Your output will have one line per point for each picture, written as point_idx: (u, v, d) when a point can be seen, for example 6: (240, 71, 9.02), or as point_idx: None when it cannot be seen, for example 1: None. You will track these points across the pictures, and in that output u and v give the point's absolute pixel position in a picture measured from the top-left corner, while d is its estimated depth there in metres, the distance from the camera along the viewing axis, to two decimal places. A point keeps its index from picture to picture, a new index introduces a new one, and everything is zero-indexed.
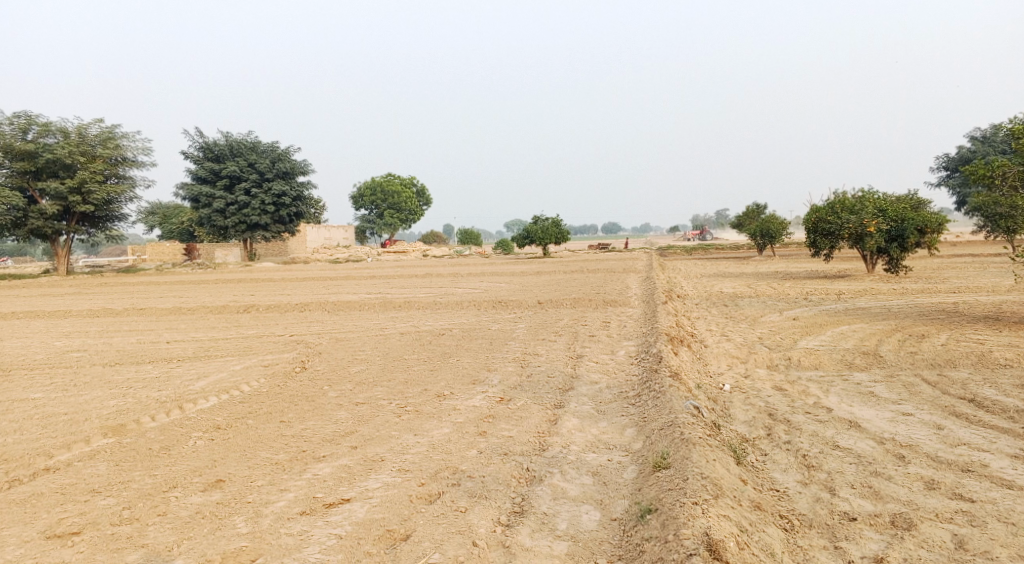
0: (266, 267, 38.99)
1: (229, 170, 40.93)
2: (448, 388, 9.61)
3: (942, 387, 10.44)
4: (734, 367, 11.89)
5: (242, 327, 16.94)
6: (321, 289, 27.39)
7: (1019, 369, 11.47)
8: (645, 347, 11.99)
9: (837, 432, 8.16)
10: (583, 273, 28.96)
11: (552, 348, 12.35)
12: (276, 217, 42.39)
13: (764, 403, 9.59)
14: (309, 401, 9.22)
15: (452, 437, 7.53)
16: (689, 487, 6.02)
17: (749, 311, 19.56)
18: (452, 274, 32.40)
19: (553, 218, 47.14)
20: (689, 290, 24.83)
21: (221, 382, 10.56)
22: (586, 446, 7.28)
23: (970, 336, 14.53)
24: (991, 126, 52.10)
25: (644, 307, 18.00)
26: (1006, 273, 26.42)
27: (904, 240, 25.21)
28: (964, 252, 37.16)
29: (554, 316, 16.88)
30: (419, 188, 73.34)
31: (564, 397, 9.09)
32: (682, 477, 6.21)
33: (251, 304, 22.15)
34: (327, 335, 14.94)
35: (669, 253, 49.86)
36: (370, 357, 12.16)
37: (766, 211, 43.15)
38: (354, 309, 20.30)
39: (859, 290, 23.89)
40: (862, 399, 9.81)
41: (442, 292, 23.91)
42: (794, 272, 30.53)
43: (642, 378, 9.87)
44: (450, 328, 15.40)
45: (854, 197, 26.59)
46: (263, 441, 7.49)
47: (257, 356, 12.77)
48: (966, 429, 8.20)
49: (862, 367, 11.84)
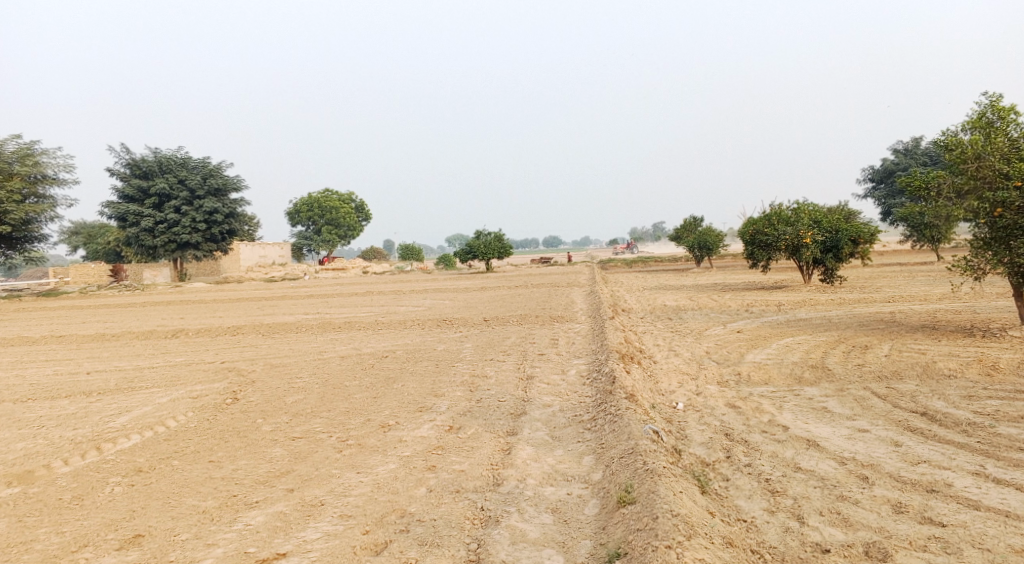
0: (198, 288, 37.64)
1: (158, 188, 39.50)
2: (393, 417, 9.08)
3: (893, 400, 10.34)
4: (686, 384, 11.64)
5: (170, 354, 16.02)
6: (255, 310, 26.41)
7: (965, 380, 11.47)
8: (596, 366, 11.64)
9: (797, 453, 7.93)
10: (527, 288, 28.66)
11: (501, 369, 11.91)
12: (208, 235, 41.01)
13: (720, 423, 9.32)
14: (241, 437, 8.58)
15: (398, 474, 7.02)
16: (659, 527, 5.68)
17: (694, 324, 19.47)
18: (393, 291, 31.71)
19: (495, 233, 46.81)
20: (633, 304, 24.71)
21: (145, 417, 9.80)
22: (543, 478, 6.86)
23: (912, 346, 14.62)
24: (912, 140, 54.01)
25: (590, 322, 17.70)
26: (936, 282, 27.06)
27: (838, 250, 25.55)
28: (893, 262, 38.12)
29: (501, 334, 16.46)
30: (357, 204, 72.30)
31: (516, 424, 8.66)
32: (650, 515, 5.85)
33: (180, 328, 21.11)
34: (262, 361, 14.21)
35: (610, 266, 50.06)
36: (308, 384, 11.54)
37: (703, 224, 43.59)
38: (290, 331, 19.51)
39: (799, 300, 24.13)
40: (816, 415, 9.64)
41: (382, 312, 23.25)
42: (733, 284, 30.83)
43: (596, 401, 9.50)
44: (393, 350, 14.80)
45: (790, 209, 26.92)
46: (191, 486, 6.87)
47: (186, 386, 12.00)
48: (923, 444, 8.05)
49: (812, 383, 11.72)
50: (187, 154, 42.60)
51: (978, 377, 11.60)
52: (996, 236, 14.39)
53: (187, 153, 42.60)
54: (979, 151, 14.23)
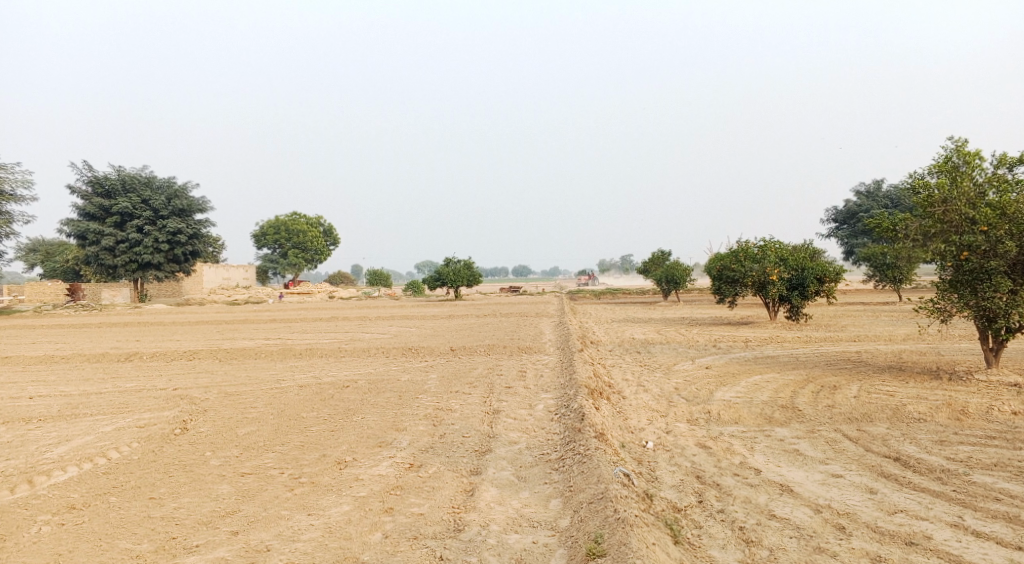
0: (156, 309, 36.70)
1: (121, 207, 38.59)
2: (350, 453, 8.63)
3: (865, 443, 10.13)
4: (655, 422, 11.34)
5: (120, 379, 15.33)
6: (214, 334, 25.67)
7: (934, 424, 11.32)
8: (565, 402, 11.28)
9: (771, 498, 7.64)
10: (495, 317, 28.32)
11: (466, 402, 11.49)
12: (170, 256, 40.10)
13: (691, 464, 9.02)
14: (187, 471, 8.07)
15: (353, 516, 6.61)
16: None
17: (662, 359, 19.24)
18: (358, 317, 31.12)
19: (464, 260, 46.45)
20: (601, 336, 24.45)
21: (86, 447, 9.26)
22: (508, 524, 6.49)
23: (880, 387, 14.53)
24: (875, 181, 55.08)
25: (559, 354, 17.36)
26: (900, 322, 27.22)
27: (804, 288, 25.61)
28: (856, 301, 38.53)
29: (467, 365, 16.07)
30: (326, 228, 71.57)
31: (481, 462, 8.29)
32: None
33: (134, 351, 20.38)
34: (216, 389, 13.66)
35: (578, 297, 49.81)
36: (263, 414, 11.05)
37: (670, 257, 43.66)
38: (249, 357, 18.89)
39: (766, 337, 24.07)
40: (789, 458, 9.39)
41: (345, 339, 22.68)
42: (700, 318, 30.78)
43: (565, 439, 9.14)
44: (355, 380, 14.31)
45: (757, 246, 26.99)
46: (126, 528, 6.46)
47: (134, 413, 11.42)
48: (899, 492, 7.81)
49: (782, 423, 11.49)
50: (151, 173, 41.78)
51: (948, 421, 11.45)
52: (962, 279, 14.37)
53: (152, 172, 41.79)
54: (947, 195, 14.26)
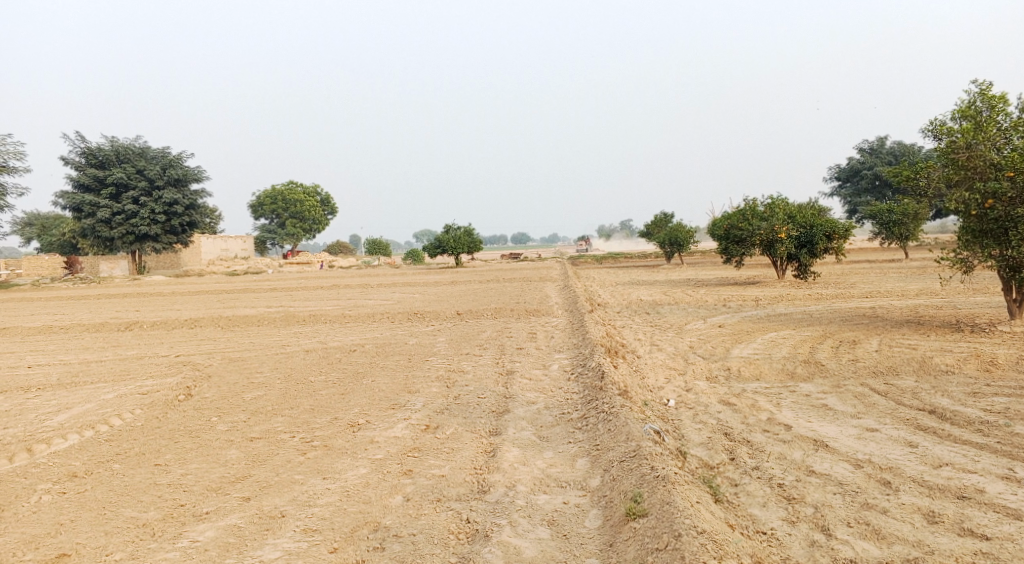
0: (156, 281, 36.26)
1: (116, 177, 38.00)
2: (363, 416, 8.26)
3: (895, 397, 9.76)
4: (673, 380, 10.96)
5: (120, 347, 14.94)
6: (215, 303, 25.23)
7: (963, 376, 10.97)
8: (581, 361, 10.90)
9: (807, 454, 7.27)
10: (499, 282, 27.87)
11: (479, 363, 11.12)
12: (168, 226, 39.58)
13: (717, 421, 8.64)
14: (193, 437, 7.71)
15: (370, 479, 6.25)
16: (686, 547, 4.99)
17: (673, 319, 18.85)
18: (360, 285, 30.70)
19: (465, 227, 45.87)
20: (609, 298, 24.04)
21: (88, 415, 8.89)
22: (535, 485, 6.12)
23: (901, 341, 14.15)
24: (878, 139, 54.37)
25: (568, 316, 16.98)
26: (910, 279, 26.79)
27: (813, 246, 25.13)
28: (862, 259, 38.04)
29: (476, 327, 15.66)
30: (324, 198, 70.88)
31: (500, 422, 7.91)
32: (669, 532, 5.16)
33: (134, 321, 19.98)
34: (220, 355, 13.27)
35: (580, 261, 49.29)
36: (269, 380, 10.67)
37: (673, 219, 43.05)
38: (252, 324, 18.48)
39: (776, 296, 23.66)
40: (819, 413, 9.01)
41: (349, 305, 22.27)
42: (706, 279, 30.36)
43: (585, 398, 8.75)
44: (361, 344, 13.93)
45: (764, 204, 26.47)
46: (132, 495, 6.10)
47: (135, 381, 11.03)
48: (941, 445, 7.43)
49: (805, 378, 11.12)
50: (146, 143, 41.10)
51: (977, 373, 11.09)
52: (987, 228, 13.81)
53: (146, 142, 41.10)
54: (971, 141, 13.70)
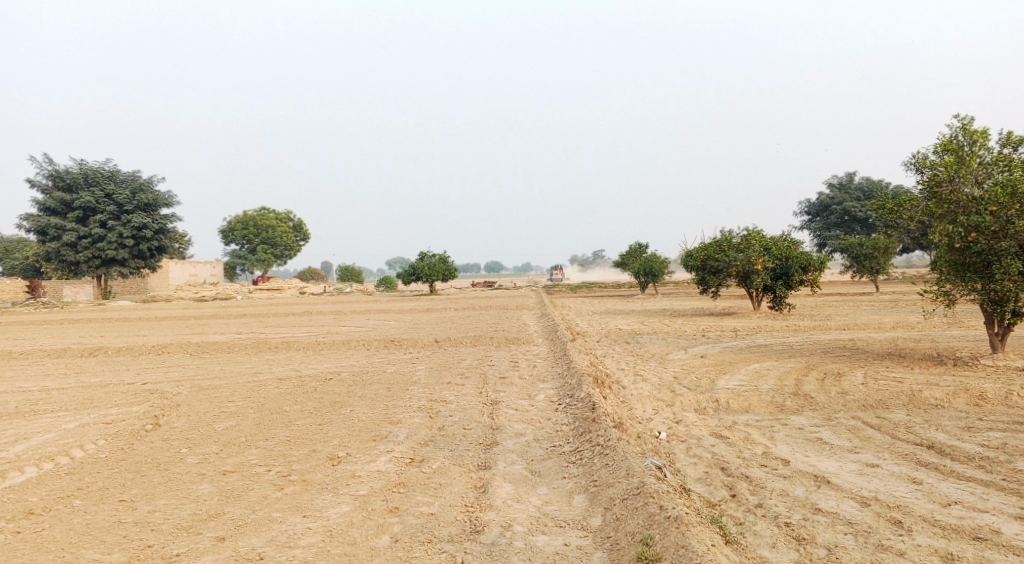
0: (121, 306, 35.33)
1: (83, 200, 37.21)
2: (343, 448, 7.82)
3: (890, 431, 9.54)
4: (661, 412, 10.65)
5: (83, 374, 14.30)
6: (183, 329, 24.50)
7: (954, 410, 10.79)
8: (567, 391, 10.55)
9: (810, 491, 6.99)
10: (475, 311, 27.49)
11: (461, 393, 10.72)
12: (136, 251, 38.72)
13: (711, 455, 8.32)
14: (161, 470, 7.24)
15: (355, 517, 5.83)
16: None
17: (653, 349, 18.59)
18: (333, 312, 30.12)
19: (439, 255, 45.49)
20: (587, 328, 23.77)
21: (48, 445, 8.36)
22: (533, 524, 5.76)
23: (885, 373, 14.00)
24: (846, 174, 55.18)
25: (549, 345, 16.64)
26: (884, 311, 26.88)
27: (789, 278, 25.06)
28: (834, 291, 38.28)
29: (456, 356, 15.28)
30: (296, 224, 70.16)
31: (488, 456, 7.53)
32: None
33: (99, 346, 19.27)
34: (189, 383, 12.72)
35: (554, 291, 49.08)
36: (241, 409, 10.18)
37: (647, 250, 43.02)
38: (222, 351, 17.90)
39: (754, 327, 23.55)
40: (815, 447, 8.74)
41: (322, 332, 21.73)
42: (682, 310, 30.25)
43: (577, 430, 8.39)
44: (337, 372, 13.45)
45: (740, 236, 26.37)
46: (93, 535, 5.63)
47: (99, 409, 10.48)
48: (945, 482, 7.19)
49: (795, 411, 10.88)
50: (115, 166, 40.39)
51: (967, 407, 10.94)
52: (969, 262, 13.41)
53: (115, 165, 40.39)
54: (954, 175, 13.45)
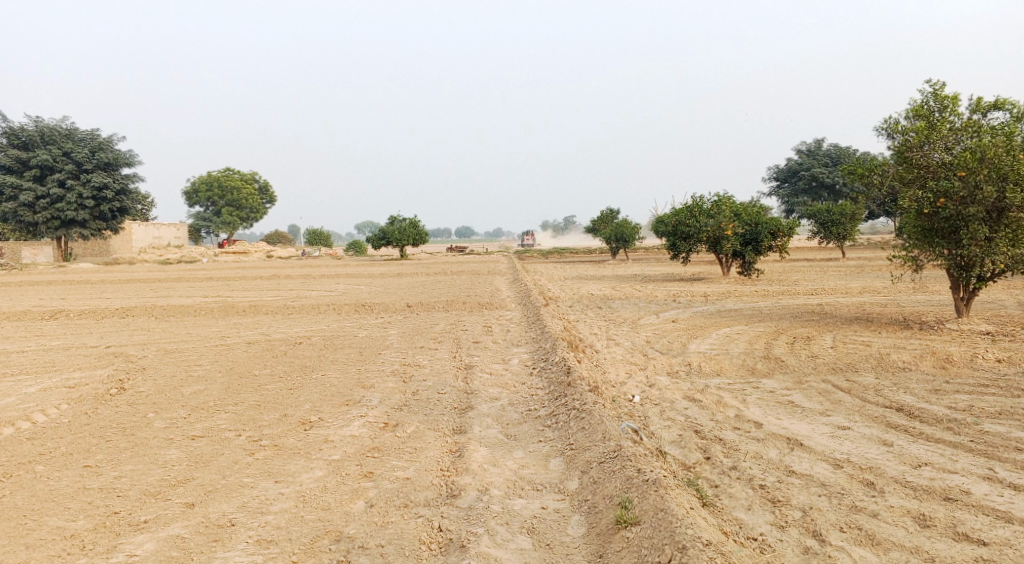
0: (83, 268, 34.57)
1: (40, 159, 36.15)
2: (315, 412, 7.69)
3: (859, 394, 9.64)
4: (634, 375, 10.66)
5: (44, 338, 13.96)
6: (147, 292, 24.03)
7: (921, 373, 10.93)
8: (541, 356, 10.50)
9: (784, 453, 7.03)
10: (446, 275, 27.31)
11: (434, 357, 10.62)
12: (96, 212, 37.77)
13: (685, 418, 8.34)
14: (128, 435, 7.06)
15: (328, 483, 5.73)
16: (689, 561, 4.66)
17: (625, 313, 18.63)
18: (302, 275, 29.74)
19: (409, 218, 45.07)
20: (558, 292, 23.76)
21: (8, 410, 8.14)
22: (510, 488, 5.72)
23: (854, 337, 14.16)
24: (815, 140, 55.46)
25: (521, 309, 16.58)
26: (851, 277, 27.18)
27: (758, 243, 25.18)
28: (801, 257, 38.69)
29: (428, 320, 15.17)
30: (263, 186, 69.01)
31: (463, 420, 7.47)
32: (665, 542, 4.83)
33: (60, 309, 18.83)
34: (154, 347, 12.47)
35: (525, 256, 48.99)
36: (208, 373, 10.00)
37: (618, 215, 42.99)
38: (188, 315, 17.57)
39: (723, 292, 23.71)
40: (787, 410, 8.80)
41: (291, 296, 21.45)
42: (652, 275, 30.35)
43: (552, 394, 8.35)
44: (307, 336, 13.28)
45: (711, 201, 26.40)
46: (56, 502, 5.46)
47: (61, 374, 10.21)
48: (915, 443, 7.28)
49: (766, 374, 10.95)
50: (73, 124, 39.23)
51: (934, 371, 11.09)
52: (937, 227, 13.50)
53: (73, 123, 39.23)
54: (924, 140, 13.40)
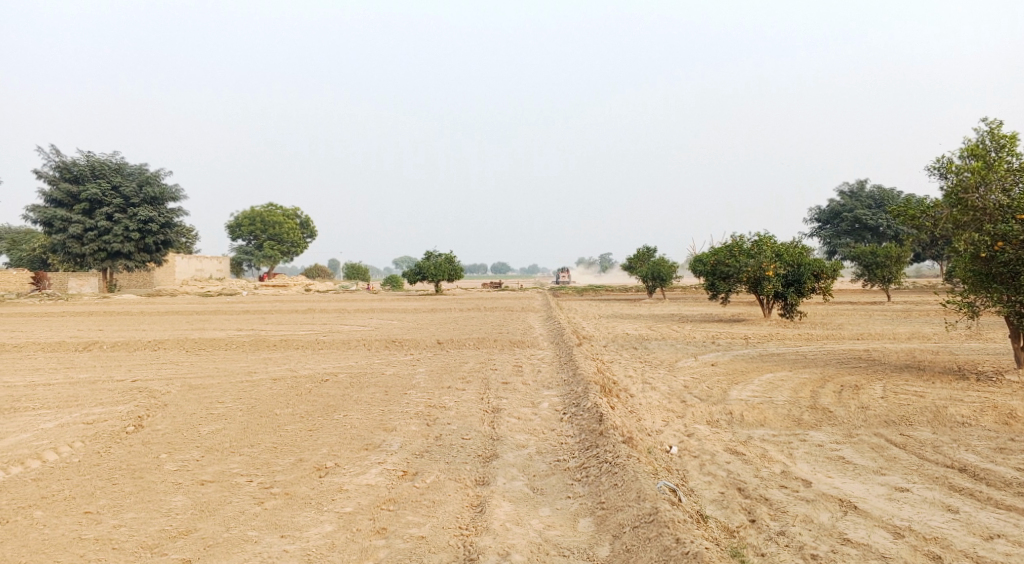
0: (125, 299, 34.93)
1: (89, 193, 36.82)
2: (332, 458, 7.29)
3: (916, 450, 8.95)
4: (671, 423, 10.08)
5: (73, 370, 13.82)
6: (183, 325, 23.97)
7: (982, 430, 10.18)
8: (573, 400, 9.99)
9: (837, 517, 6.45)
10: (481, 311, 26.93)
11: (462, 399, 10.16)
12: (141, 245, 38.22)
13: (727, 474, 7.75)
14: (135, 477, 6.74)
15: (337, 540, 5.43)
16: None
17: (662, 355, 18.02)
18: (337, 310, 29.57)
19: (446, 254, 44.89)
20: (594, 332, 23.18)
21: (21, 447, 7.90)
22: (534, 554, 5.27)
23: (905, 387, 13.40)
24: (858, 181, 54.35)
25: (555, 349, 16.08)
26: (899, 322, 26.17)
27: (801, 284, 24.41)
28: (844, 300, 37.58)
29: (458, 358, 14.75)
30: (304, 220, 69.67)
31: (488, 469, 7.00)
32: None
33: (93, 341, 18.79)
34: (180, 381, 12.21)
35: (561, 293, 48.48)
36: (228, 411, 9.66)
37: (656, 254, 42.28)
38: (219, 348, 17.37)
39: (765, 334, 22.94)
40: (838, 467, 8.17)
41: (324, 331, 21.22)
42: (690, 315, 29.63)
43: (583, 444, 7.84)
44: (333, 373, 12.92)
45: (752, 241, 25.66)
46: (50, 556, 5.23)
47: (81, 408, 9.96)
48: (983, 510, 6.63)
49: (813, 426, 10.28)
50: (122, 159, 39.95)
51: (996, 427, 10.32)
52: (994, 272, 12.73)
53: (122, 158, 39.96)
54: (980, 181, 12.63)
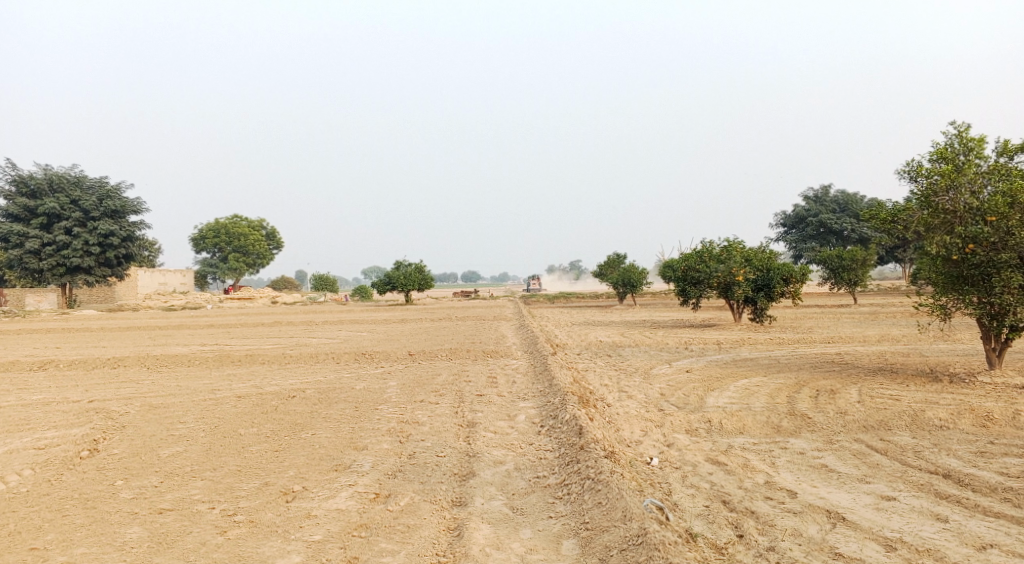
0: (86, 315, 34.00)
1: (47, 207, 35.83)
2: (299, 481, 6.92)
3: (898, 456, 8.82)
4: (650, 433, 9.84)
5: (27, 391, 13.23)
6: (146, 341, 23.30)
7: (961, 433, 10.08)
8: (550, 412, 9.70)
9: (828, 530, 6.26)
10: (452, 321, 26.57)
11: (435, 414, 9.82)
12: (102, 259, 37.29)
13: (710, 486, 7.51)
14: (89, 507, 6.34)
15: None
16: None
17: (636, 362, 17.84)
18: (305, 322, 29.02)
19: (415, 263, 44.43)
20: (566, 339, 22.96)
21: None
22: None
23: (880, 390, 13.33)
24: (821, 186, 54.93)
25: (528, 358, 15.80)
26: (867, 324, 26.33)
27: (771, 289, 24.42)
28: (812, 303, 37.84)
29: (430, 370, 14.40)
30: (270, 232, 68.70)
31: (464, 489, 6.69)
32: None
33: (49, 359, 18.13)
34: (140, 401, 11.71)
35: (531, 301, 48.24)
36: (191, 432, 9.23)
37: (625, 260, 42.25)
38: (182, 365, 16.83)
39: (737, 339, 22.89)
40: (822, 476, 7.98)
41: (292, 344, 20.73)
42: (662, 321, 29.56)
43: (562, 459, 7.57)
44: (301, 389, 12.50)
45: (721, 246, 25.63)
46: None
47: (33, 433, 9.46)
48: (973, 518, 6.49)
49: (793, 433, 10.11)
50: (81, 172, 38.98)
51: (975, 430, 10.24)
52: (966, 274, 12.69)
53: (81, 171, 38.98)
54: (950, 184, 12.57)
